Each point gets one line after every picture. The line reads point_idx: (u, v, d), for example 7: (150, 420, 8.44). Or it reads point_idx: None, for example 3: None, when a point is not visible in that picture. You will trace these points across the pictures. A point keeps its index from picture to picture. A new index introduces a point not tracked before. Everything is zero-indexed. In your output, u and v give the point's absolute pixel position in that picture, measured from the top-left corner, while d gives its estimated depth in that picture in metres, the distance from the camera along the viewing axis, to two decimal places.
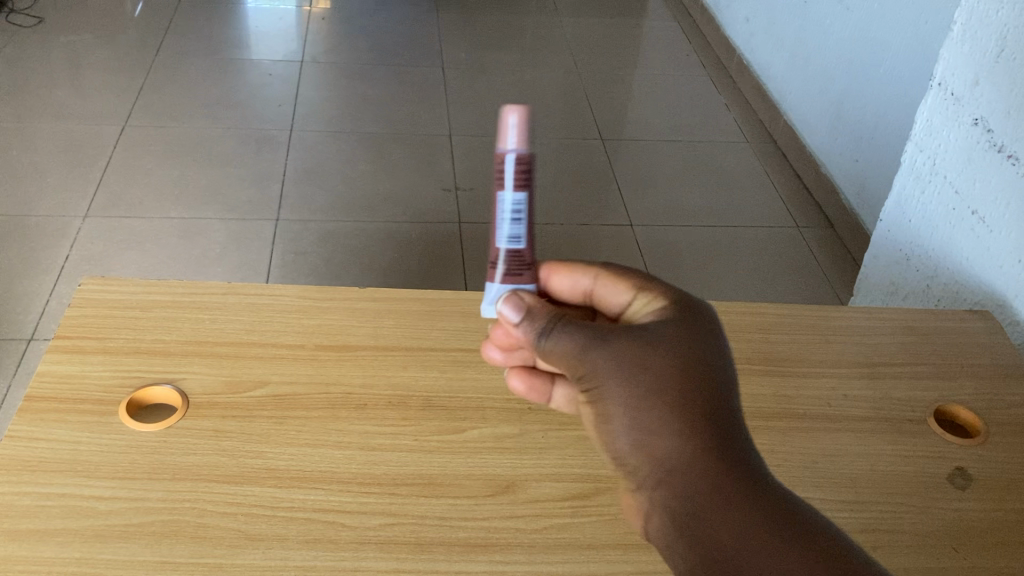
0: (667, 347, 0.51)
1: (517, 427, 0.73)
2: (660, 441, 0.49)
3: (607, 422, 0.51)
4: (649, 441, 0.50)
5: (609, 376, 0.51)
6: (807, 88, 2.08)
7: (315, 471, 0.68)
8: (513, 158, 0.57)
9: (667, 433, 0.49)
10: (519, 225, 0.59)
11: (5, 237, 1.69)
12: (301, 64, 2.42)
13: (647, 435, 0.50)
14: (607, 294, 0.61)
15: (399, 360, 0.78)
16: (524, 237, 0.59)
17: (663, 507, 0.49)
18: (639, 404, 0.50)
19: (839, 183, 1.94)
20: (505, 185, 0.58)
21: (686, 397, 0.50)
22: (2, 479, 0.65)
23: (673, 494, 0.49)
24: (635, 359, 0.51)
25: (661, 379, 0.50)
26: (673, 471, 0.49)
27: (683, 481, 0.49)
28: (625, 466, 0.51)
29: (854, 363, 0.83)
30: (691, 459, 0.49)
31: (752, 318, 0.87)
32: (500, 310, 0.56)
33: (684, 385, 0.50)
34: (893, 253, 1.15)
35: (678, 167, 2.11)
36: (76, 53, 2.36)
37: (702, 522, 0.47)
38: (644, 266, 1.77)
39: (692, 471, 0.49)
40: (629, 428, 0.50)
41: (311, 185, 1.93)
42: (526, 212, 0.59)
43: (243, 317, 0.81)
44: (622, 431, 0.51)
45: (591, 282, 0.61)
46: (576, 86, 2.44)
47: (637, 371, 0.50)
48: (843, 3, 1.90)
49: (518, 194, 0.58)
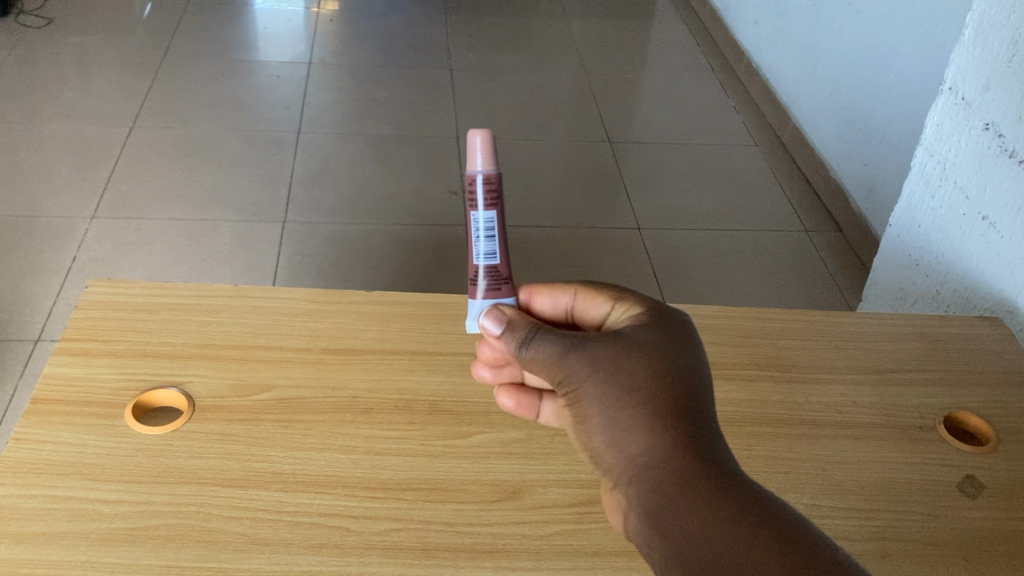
0: (640, 350, 0.54)
1: (523, 432, 0.73)
2: (633, 439, 0.51)
3: (585, 424, 0.54)
4: (623, 441, 0.52)
5: (584, 379, 0.53)
6: (816, 91, 2.07)
7: (321, 475, 0.67)
8: (482, 179, 0.62)
9: (638, 432, 0.51)
10: (493, 242, 0.65)
11: (13, 238, 1.70)
12: (309, 66, 2.42)
13: (622, 435, 0.52)
14: (586, 309, 0.63)
15: (405, 364, 0.78)
16: (498, 252, 0.65)
17: (638, 504, 0.51)
18: (613, 404, 0.52)
19: (848, 187, 1.93)
20: (477, 206, 0.63)
21: (657, 397, 0.52)
22: (7, 481, 0.65)
23: (646, 491, 0.50)
24: (609, 363, 0.53)
25: (633, 379, 0.52)
26: (646, 468, 0.51)
27: (654, 478, 0.50)
28: (605, 467, 0.54)
29: (863, 370, 0.82)
30: (662, 456, 0.50)
31: (760, 323, 0.86)
32: (482, 325, 0.61)
33: (656, 385, 0.52)
34: (903, 259, 1.14)
35: (687, 170, 2.10)
36: (85, 54, 2.36)
37: (671, 515, 0.49)
38: (652, 270, 1.76)
39: (663, 467, 0.50)
40: (605, 430, 0.53)
41: (319, 187, 1.93)
42: (498, 228, 0.65)
43: (249, 320, 0.81)
44: (599, 432, 0.53)
45: (572, 299, 0.64)
46: (584, 89, 2.43)
47: (610, 373, 0.53)
48: (853, 6, 1.89)
49: (489, 212, 0.63)
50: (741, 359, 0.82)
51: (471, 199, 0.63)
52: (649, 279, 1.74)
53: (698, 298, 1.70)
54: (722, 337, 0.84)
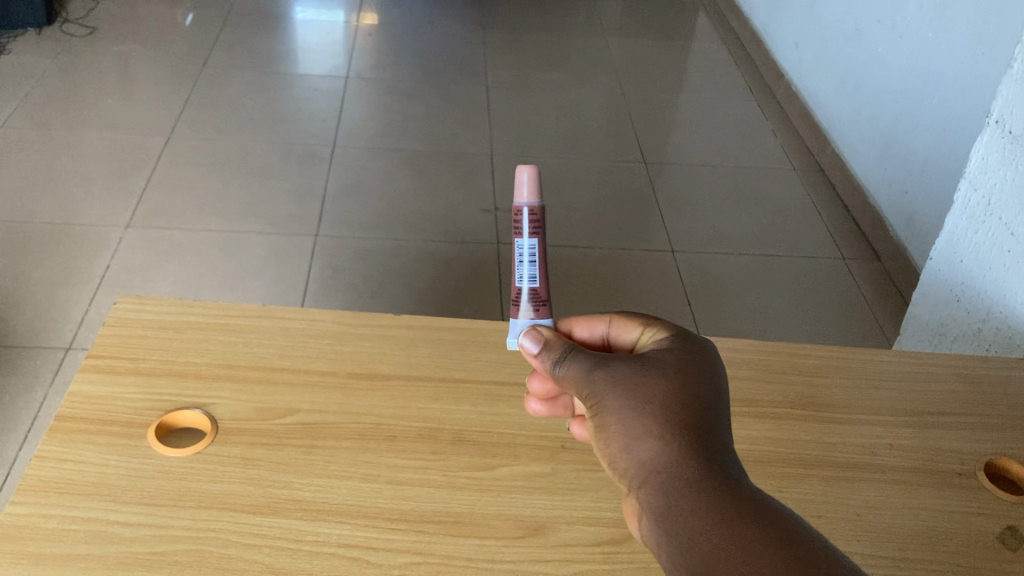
0: (658, 367, 0.56)
1: (549, 466, 0.72)
2: (645, 445, 0.54)
3: (602, 432, 0.56)
4: (636, 446, 0.54)
5: (605, 390, 0.56)
6: (856, 118, 2.05)
7: (343, 505, 0.66)
8: (527, 210, 0.68)
9: (650, 437, 0.53)
10: (535, 267, 0.69)
11: (48, 244, 1.71)
12: (346, 80, 2.43)
13: (635, 441, 0.54)
14: (620, 336, 0.66)
15: (431, 391, 0.77)
16: (539, 276, 0.70)
17: (646, 505, 0.52)
18: (629, 412, 0.55)
19: (888, 214, 1.90)
20: (521, 233, 0.69)
21: (671, 406, 0.54)
22: (28, 498, 0.65)
23: (654, 493, 0.52)
24: (628, 376, 0.56)
25: (648, 391, 0.55)
26: (654, 471, 0.53)
27: (662, 480, 0.52)
28: (620, 475, 0.55)
29: (901, 411, 0.80)
30: (670, 459, 0.52)
31: (795, 360, 0.84)
32: (521, 343, 0.64)
33: (670, 398, 0.54)
34: (943, 293, 1.12)
35: (721, 193, 2.08)
36: (126, 63, 2.39)
37: (676, 513, 0.50)
38: (685, 294, 1.74)
39: (672, 470, 0.52)
40: (621, 437, 0.55)
41: (352, 202, 1.94)
42: (540, 255, 0.70)
43: (275, 341, 0.80)
44: (618, 444, 0.55)
45: (607, 327, 0.67)
46: (619, 109, 2.42)
47: (629, 386, 0.55)
48: (897, 32, 1.86)
49: (531, 239, 0.69)
50: (774, 396, 0.80)
51: (516, 227, 0.68)
52: (682, 304, 1.71)
53: (732, 326, 1.68)
54: (756, 373, 0.82)
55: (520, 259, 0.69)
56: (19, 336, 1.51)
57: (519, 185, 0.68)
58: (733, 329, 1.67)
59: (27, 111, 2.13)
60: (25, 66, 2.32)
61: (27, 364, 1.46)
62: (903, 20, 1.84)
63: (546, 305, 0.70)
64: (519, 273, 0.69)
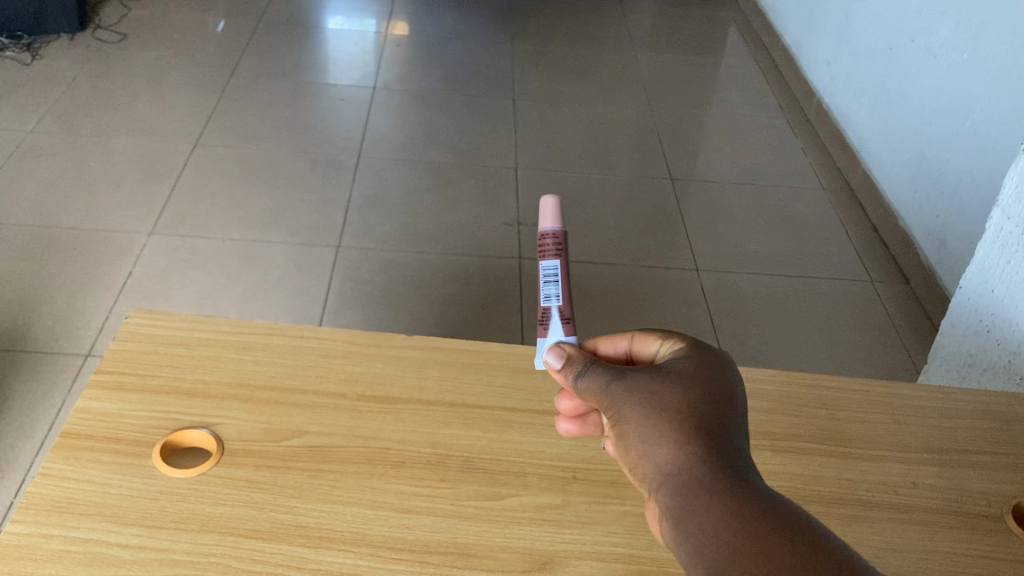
0: (674, 378, 0.56)
1: (559, 497, 0.70)
2: (662, 450, 0.53)
3: (620, 439, 0.56)
4: (651, 451, 0.53)
5: (622, 399, 0.56)
6: (888, 138, 2.01)
7: (347, 532, 0.65)
8: (549, 234, 0.72)
9: (668, 442, 0.53)
10: (556, 286, 0.70)
11: (72, 250, 1.72)
12: (373, 90, 2.43)
13: (652, 447, 0.54)
14: (642, 350, 0.65)
15: (442, 416, 0.76)
16: (562, 295, 0.70)
17: (661, 506, 0.52)
18: (645, 419, 0.54)
19: (918, 237, 1.87)
20: (545, 255, 0.71)
21: (686, 414, 0.54)
22: (28, 516, 0.64)
23: (671, 496, 0.51)
24: (646, 386, 0.56)
25: (663, 399, 0.55)
26: (670, 474, 0.52)
27: (675, 481, 0.51)
28: (638, 480, 0.55)
29: (926, 449, 0.77)
30: (686, 462, 0.52)
31: (817, 393, 0.82)
32: (545, 359, 0.63)
33: (687, 405, 0.54)
34: (973, 323, 1.09)
35: (749, 211, 2.06)
36: (157, 69, 2.41)
37: (689, 512, 0.50)
38: (709, 314, 1.72)
39: (686, 473, 0.51)
40: (638, 443, 0.54)
41: (376, 214, 1.93)
42: (563, 276, 0.71)
43: (285, 360, 0.79)
44: (636, 450, 0.55)
45: (629, 343, 0.66)
46: (648, 124, 2.40)
47: (646, 395, 0.55)
48: (931, 52, 1.83)
49: (553, 260, 0.71)
50: (794, 430, 0.77)
51: (540, 248, 0.71)
52: (707, 325, 1.69)
53: (756, 348, 1.65)
54: (776, 405, 0.80)
55: (545, 281, 0.71)
56: (39, 342, 1.51)
57: (542, 212, 0.73)
58: (757, 353, 1.64)
59: (58, 116, 2.14)
60: (57, 72, 2.34)
61: (46, 370, 1.46)
62: (938, 40, 1.81)
63: (570, 323, 0.70)
64: (544, 292, 0.70)
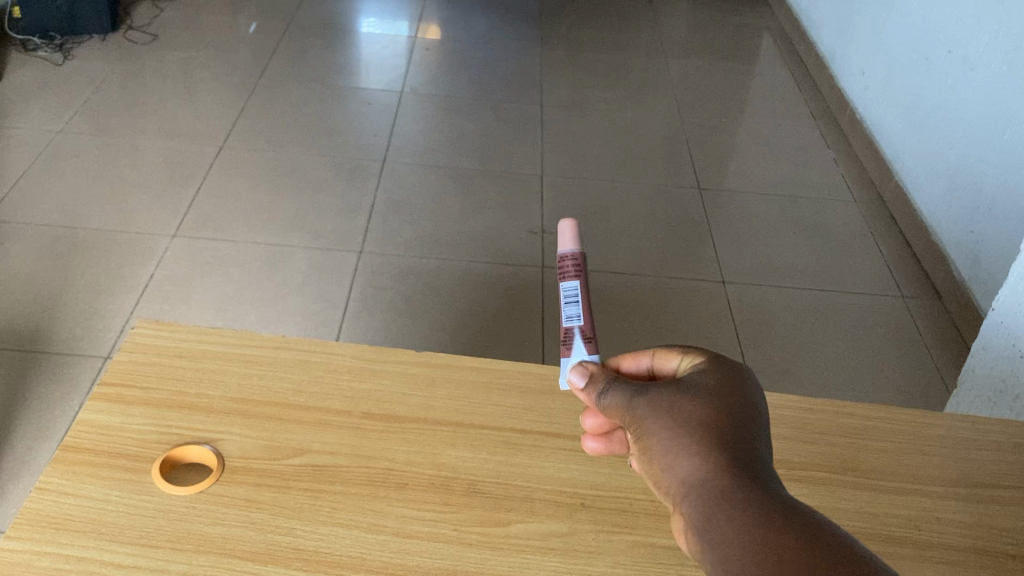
0: (696, 390, 0.54)
1: (566, 525, 0.68)
2: (684, 463, 0.51)
3: (643, 454, 0.54)
4: (674, 464, 0.52)
5: (644, 414, 0.54)
6: (923, 150, 1.97)
7: (346, 555, 0.63)
8: (568, 256, 0.70)
9: (689, 455, 0.51)
10: (577, 306, 0.68)
11: (94, 253, 1.72)
12: (401, 94, 2.42)
13: (673, 460, 0.52)
14: (664, 366, 0.62)
15: (448, 437, 0.74)
16: (583, 315, 0.68)
17: (685, 519, 0.50)
18: (667, 432, 0.53)
19: (951, 252, 1.82)
20: (565, 276, 0.70)
21: (708, 426, 0.52)
22: (23, 532, 0.63)
23: (693, 510, 0.49)
24: (667, 399, 0.54)
25: (685, 411, 0.53)
26: (691, 487, 0.50)
27: (698, 494, 0.49)
28: (662, 494, 0.53)
29: (950, 481, 0.74)
30: (709, 475, 0.50)
31: (836, 420, 0.79)
32: (568, 379, 0.62)
33: (710, 417, 0.52)
34: (1007, 347, 1.05)
35: (778, 222, 2.02)
36: (189, 70, 2.42)
37: (712, 526, 0.48)
38: (734, 328, 1.68)
39: (707, 485, 0.49)
40: (661, 458, 0.52)
41: (399, 219, 1.91)
42: (583, 296, 0.69)
43: (291, 375, 0.78)
44: (658, 465, 0.53)
45: (651, 359, 0.63)
46: (677, 132, 2.37)
47: (667, 409, 0.54)
48: (968, 64, 1.79)
49: (574, 280, 0.69)
50: (813, 460, 0.75)
51: (560, 270, 0.70)
52: (733, 339, 1.65)
53: (781, 364, 1.61)
54: (794, 432, 0.77)
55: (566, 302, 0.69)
56: (59, 343, 1.51)
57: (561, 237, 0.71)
58: (782, 368, 1.60)
59: (87, 117, 2.15)
60: (88, 72, 2.36)
61: (64, 371, 1.46)
62: (976, 50, 1.76)
63: (592, 342, 0.68)
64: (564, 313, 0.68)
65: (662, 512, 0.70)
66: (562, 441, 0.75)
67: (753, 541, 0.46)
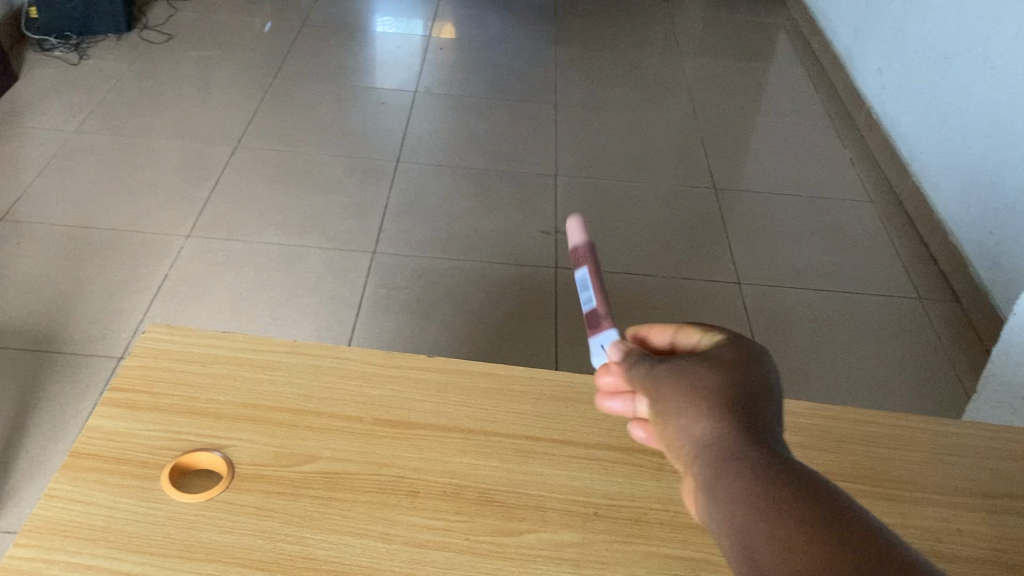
0: (716, 358, 0.52)
1: (580, 535, 0.67)
2: (701, 425, 0.49)
3: (657, 416, 0.51)
4: (689, 426, 0.49)
5: (661, 375, 0.52)
6: (942, 149, 1.94)
7: (356, 564, 0.62)
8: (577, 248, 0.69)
9: (706, 417, 0.49)
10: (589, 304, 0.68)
11: (108, 252, 1.72)
12: (415, 93, 2.42)
13: (688, 422, 0.49)
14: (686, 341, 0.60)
15: (460, 444, 0.73)
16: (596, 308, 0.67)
17: (698, 481, 0.47)
18: (685, 393, 0.50)
19: (971, 254, 1.80)
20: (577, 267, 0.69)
21: (727, 392, 0.50)
22: (32, 540, 0.62)
23: (708, 472, 0.47)
24: (686, 366, 0.52)
25: (704, 375, 0.51)
26: (707, 449, 0.48)
27: (713, 457, 0.47)
28: (672, 456, 0.50)
29: (971, 491, 0.73)
30: (726, 438, 0.48)
31: (853, 429, 0.78)
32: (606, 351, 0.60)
33: (728, 384, 0.50)
34: None
35: (794, 223, 2.00)
36: (204, 69, 2.43)
37: (729, 490, 0.45)
38: (750, 330, 1.67)
39: (725, 448, 0.47)
40: (674, 419, 0.50)
41: (413, 219, 1.91)
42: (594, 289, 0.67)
43: (302, 380, 0.77)
44: (671, 427, 0.50)
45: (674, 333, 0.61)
46: (692, 131, 2.36)
47: (686, 373, 0.51)
48: (989, 62, 1.76)
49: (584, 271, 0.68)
50: (830, 469, 0.74)
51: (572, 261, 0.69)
52: (749, 342, 1.64)
53: (797, 367, 1.60)
54: (812, 440, 0.76)
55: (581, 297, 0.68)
56: (73, 343, 1.51)
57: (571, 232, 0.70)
58: (798, 371, 1.59)
59: (102, 117, 2.16)
60: (104, 72, 2.36)
61: (76, 371, 1.46)
62: (996, 48, 1.74)
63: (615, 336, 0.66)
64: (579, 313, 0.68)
65: (677, 522, 0.69)
66: (575, 449, 0.74)
67: (764, 507, 0.44)
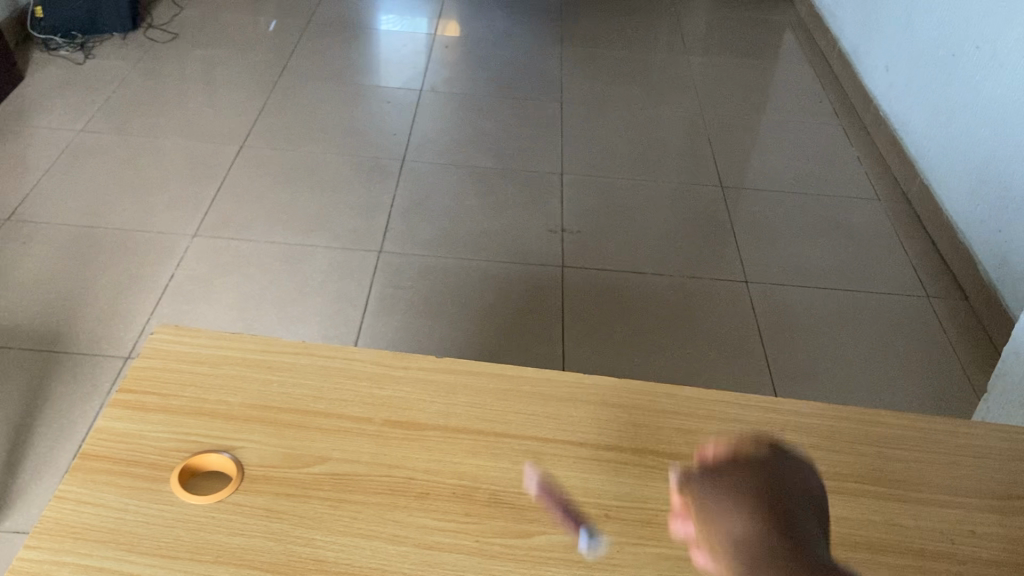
0: (751, 465, 0.56)
1: (590, 537, 0.66)
2: (733, 529, 0.53)
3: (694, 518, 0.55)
4: (722, 528, 0.53)
5: (699, 481, 0.56)
6: (950, 147, 1.94)
7: (366, 567, 0.62)
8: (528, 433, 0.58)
9: (739, 522, 0.53)
10: None
11: (115, 252, 1.72)
12: (420, 92, 2.41)
13: (722, 525, 0.53)
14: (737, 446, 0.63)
15: (469, 445, 0.73)
16: None
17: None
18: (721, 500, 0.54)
19: (979, 252, 1.79)
20: None
21: (759, 501, 0.54)
22: (42, 543, 0.62)
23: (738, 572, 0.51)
24: (723, 472, 0.56)
25: (739, 485, 0.55)
26: (738, 551, 0.52)
27: (744, 558, 0.51)
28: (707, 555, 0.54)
29: (982, 492, 0.73)
30: (757, 542, 0.51)
31: (864, 428, 0.78)
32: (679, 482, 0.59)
33: (761, 493, 0.54)
34: None
35: (801, 221, 2.00)
36: (209, 68, 2.43)
37: None
38: (758, 329, 1.67)
39: (755, 550, 0.51)
40: (709, 522, 0.54)
41: (419, 218, 1.90)
42: None
43: (311, 381, 0.77)
44: (706, 529, 0.54)
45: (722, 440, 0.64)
46: (698, 129, 2.35)
47: (722, 480, 0.56)
48: (997, 60, 1.76)
49: None
50: (842, 469, 0.73)
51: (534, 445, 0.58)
52: (756, 341, 1.64)
53: (805, 366, 1.59)
54: (823, 441, 0.76)
55: None
56: (80, 343, 1.51)
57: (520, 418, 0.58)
58: (806, 370, 1.58)
59: (108, 116, 2.16)
60: (109, 71, 2.36)
61: (82, 371, 1.46)
62: (1005, 45, 1.73)
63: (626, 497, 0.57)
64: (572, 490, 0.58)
65: None
66: (585, 450, 0.74)
67: None
